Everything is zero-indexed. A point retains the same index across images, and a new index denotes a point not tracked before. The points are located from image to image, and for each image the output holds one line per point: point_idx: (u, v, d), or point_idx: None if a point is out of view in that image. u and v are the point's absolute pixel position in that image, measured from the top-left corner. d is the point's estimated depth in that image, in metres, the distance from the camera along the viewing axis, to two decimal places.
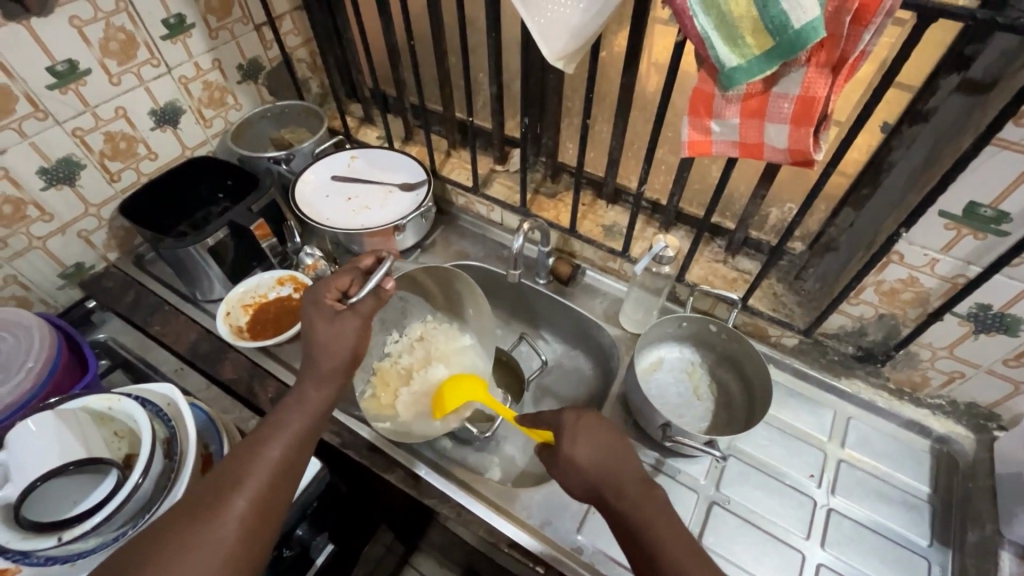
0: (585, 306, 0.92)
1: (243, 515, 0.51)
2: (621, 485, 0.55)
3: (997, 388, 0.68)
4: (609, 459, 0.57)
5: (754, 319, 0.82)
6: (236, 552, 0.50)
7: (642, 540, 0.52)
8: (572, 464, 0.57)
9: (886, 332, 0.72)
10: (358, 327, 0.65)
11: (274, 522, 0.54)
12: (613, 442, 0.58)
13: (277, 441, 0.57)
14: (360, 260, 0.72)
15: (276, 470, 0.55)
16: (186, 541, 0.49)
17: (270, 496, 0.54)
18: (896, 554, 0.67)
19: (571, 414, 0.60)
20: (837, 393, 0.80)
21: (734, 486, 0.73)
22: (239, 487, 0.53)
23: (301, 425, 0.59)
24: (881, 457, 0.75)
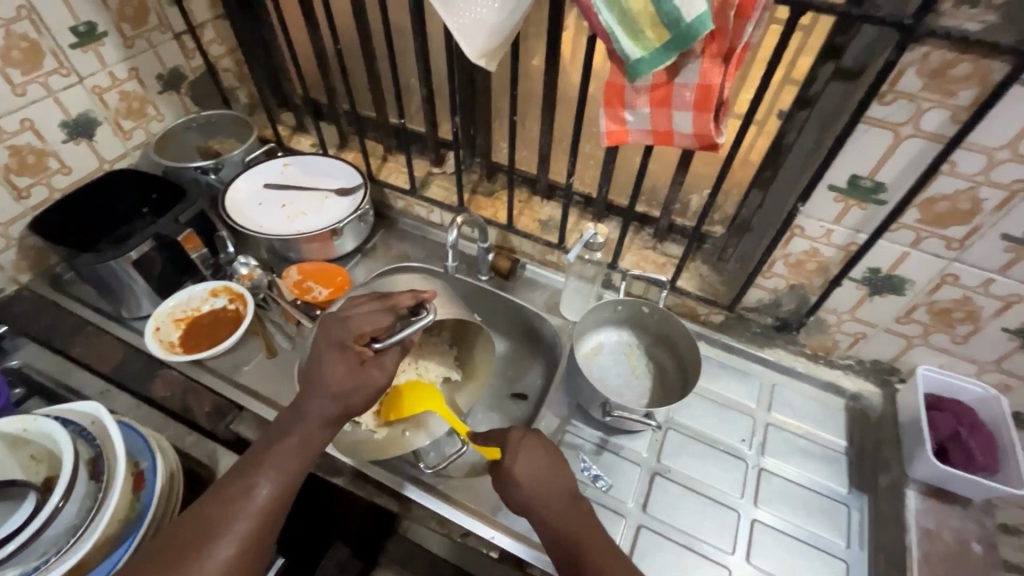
0: (527, 299, 0.94)
1: (229, 563, 0.52)
2: (553, 498, 0.61)
3: (893, 344, 0.76)
4: (546, 473, 0.62)
5: (683, 299, 0.87)
6: None
7: (574, 548, 0.57)
8: (511, 478, 0.62)
9: (798, 302, 0.79)
10: (381, 383, 0.63)
11: (257, 565, 0.55)
12: (549, 460, 0.63)
13: (265, 482, 0.57)
14: (397, 300, 0.67)
15: (262, 512, 0.56)
16: None
17: (255, 540, 0.55)
18: (820, 503, 0.73)
19: (517, 433, 0.65)
20: (763, 363, 0.85)
21: (674, 457, 0.76)
22: (224, 533, 0.53)
23: (292, 467, 0.59)
24: (803, 417, 0.81)
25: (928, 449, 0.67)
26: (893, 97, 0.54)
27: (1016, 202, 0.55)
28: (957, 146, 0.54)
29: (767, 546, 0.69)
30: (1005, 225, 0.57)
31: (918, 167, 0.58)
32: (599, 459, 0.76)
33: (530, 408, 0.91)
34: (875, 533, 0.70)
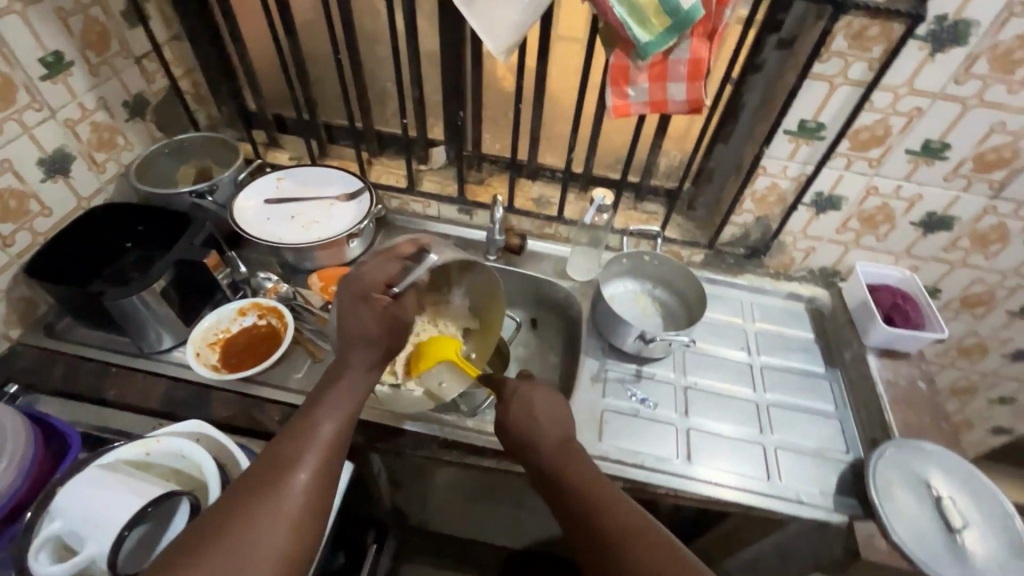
0: (536, 269, 1.05)
1: (304, 489, 0.52)
2: (545, 442, 0.62)
3: (835, 251, 0.97)
4: (537, 421, 0.65)
5: (670, 246, 1.03)
6: (302, 522, 0.50)
7: (559, 483, 0.58)
8: (505, 425, 0.66)
9: (762, 231, 0.97)
10: (407, 322, 0.68)
11: (331, 494, 0.54)
12: (545, 404, 0.67)
13: (326, 418, 0.58)
14: (399, 249, 0.72)
15: (329, 445, 0.56)
16: (252, 512, 0.48)
17: (327, 469, 0.54)
18: (811, 382, 0.92)
19: (513, 383, 0.70)
20: (741, 287, 1.03)
21: (696, 371, 0.92)
22: (296, 461, 0.53)
23: (348, 404, 0.60)
24: (780, 323, 1.00)
25: (879, 317, 0.89)
26: (828, 56, 0.73)
27: (914, 124, 0.76)
28: (874, 88, 0.74)
29: (783, 421, 0.86)
30: (908, 142, 0.78)
31: (848, 107, 0.77)
32: (641, 386, 0.88)
33: (557, 361, 1.02)
34: (852, 393, 0.90)
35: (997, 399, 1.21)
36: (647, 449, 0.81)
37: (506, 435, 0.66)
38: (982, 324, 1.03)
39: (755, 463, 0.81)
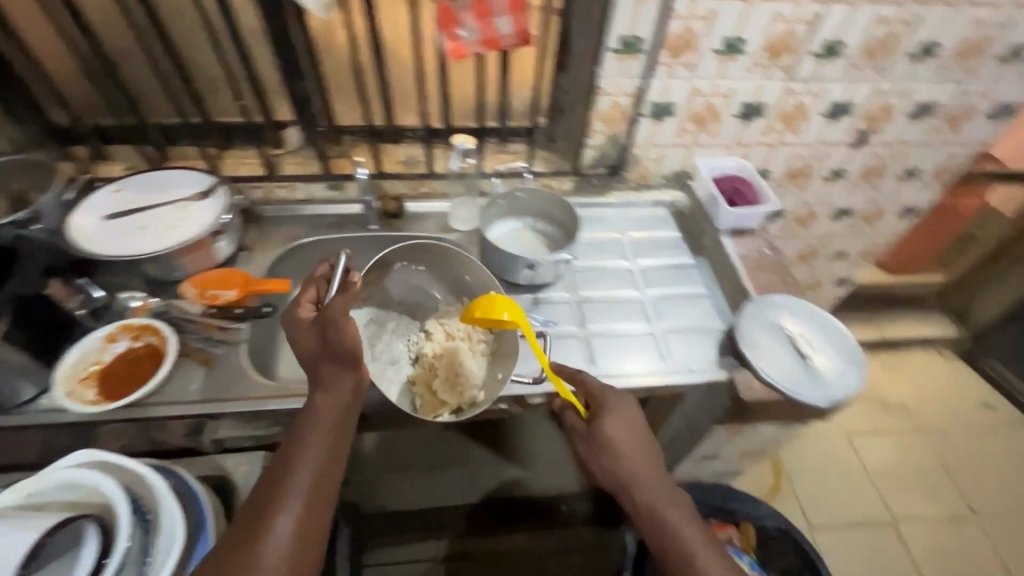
0: (421, 229, 1.05)
1: (286, 538, 0.54)
2: (632, 464, 0.70)
3: (680, 154, 1.08)
4: (627, 444, 0.71)
5: (541, 179, 1.09)
6: (286, 569, 0.53)
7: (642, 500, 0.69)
8: (598, 438, 0.72)
9: (617, 148, 1.06)
10: (349, 325, 0.64)
11: (316, 533, 0.56)
12: (635, 427, 0.73)
13: (305, 460, 0.59)
14: (315, 272, 0.75)
15: (312, 488, 0.58)
16: (238, 567, 0.51)
17: (307, 512, 0.56)
18: (683, 272, 1.03)
19: (613, 399, 0.74)
20: (611, 205, 1.12)
21: (586, 287, 0.99)
22: (276, 509, 0.55)
23: (325, 439, 0.61)
24: (650, 229, 1.11)
25: (723, 201, 1.02)
26: None
27: (712, 24, 0.87)
28: None
29: (667, 309, 0.97)
30: (712, 42, 0.89)
31: (656, 18, 0.85)
32: (540, 311, 0.94)
33: None
34: (717, 273, 1.03)
35: (834, 256, 1.44)
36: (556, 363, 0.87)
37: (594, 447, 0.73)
38: (807, 193, 1.21)
39: (649, 351, 0.91)
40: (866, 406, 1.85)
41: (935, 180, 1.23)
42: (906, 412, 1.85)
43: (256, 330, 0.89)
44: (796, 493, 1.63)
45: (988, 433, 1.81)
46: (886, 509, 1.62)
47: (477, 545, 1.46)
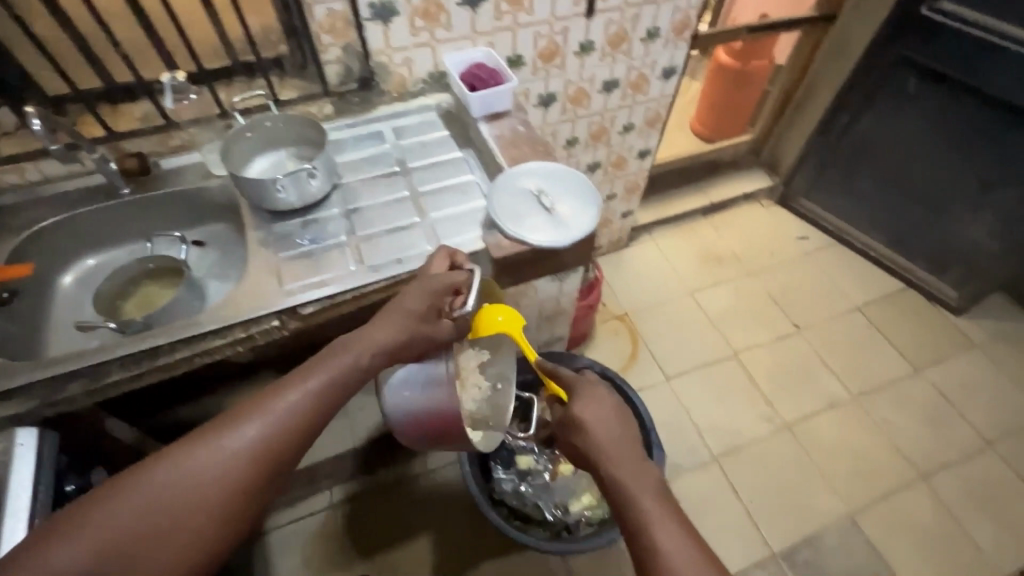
0: (178, 182, 1.01)
1: (246, 449, 0.60)
2: (608, 443, 0.70)
3: (426, 55, 1.11)
4: (601, 424, 0.72)
5: (294, 107, 1.08)
6: (233, 470, 0.59)
7: (610, 476, 0.67)
8: (577, 418, 0.73)
9: (359, 60, 1.07)
10: (434, 338, 0.79)
11: (273, 458, 0.62)
12: (611, 408, 0.74)
13: (299, 388, 0.66)
14: (456, 254, 0.86)
15: (289, 413, 0.63)
16: (198, 447, 0.58)
17: (277, 438, 0.62)
18: (451, 164, 1.08)
19: (588, 383, 0.78)
20: (379, 119, 1.14)
21: (355, 198, 1.01)
22: (254, 417, 0.62)
23: (324, 381, 0.67)
24: (419, 133, 1.13)
25: (466, 88, 1.06)
26: None
27: None
28: None
29: (434, 200, 1.01)
30: None
31: None
32: (308, 231, 0.96)
33: (239, 253, 1.04)
34: (482, 159, 1.08)
35: (624, 130, 1.55)
36: (325, 273, 0.90)
37: (576, 433, 0.74)
38: (568, 72, 1.29)
39: (418, 239, 0.95)
40: (703, 264, 2.06)
41: (677, 37, 1.34)
42: (737, 260, 2.08)
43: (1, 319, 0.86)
44: (653, 353, 1.81)
45: (804, 259, 2.09)
46: (727, 344, 1.84)
47: (368, 480, 1.52)
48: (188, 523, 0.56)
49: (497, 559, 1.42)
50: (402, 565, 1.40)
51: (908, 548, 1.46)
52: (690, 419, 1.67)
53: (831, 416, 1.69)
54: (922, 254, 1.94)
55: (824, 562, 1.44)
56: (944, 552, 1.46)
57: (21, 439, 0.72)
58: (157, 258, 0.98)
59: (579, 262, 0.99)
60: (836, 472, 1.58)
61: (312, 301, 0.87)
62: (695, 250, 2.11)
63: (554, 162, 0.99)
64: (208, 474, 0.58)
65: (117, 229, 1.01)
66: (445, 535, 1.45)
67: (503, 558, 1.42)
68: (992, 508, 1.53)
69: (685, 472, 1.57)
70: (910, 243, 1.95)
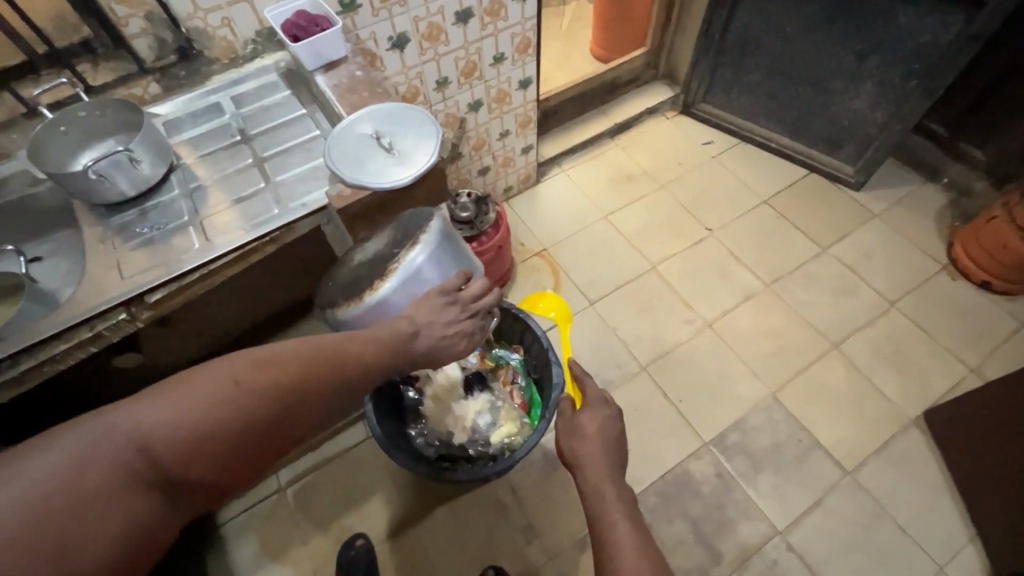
0: (4, 193, 0.95)
1: (263, 375, 0.66)
2: (587, 449, 0.90)
3: (245, 11, 1.03)
4: (598, 438, 0.92)
5: (114, 92, 1.02)
6: (247, 388, 0.65)
7: (583, 472, 0.87)
8: (581, 431, 0.93)
9: (169, 28, 0.99)
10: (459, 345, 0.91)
11: (282, 391, 0.67)
12: (614, 431, 0.94)
13: (323, 341, 0.74)
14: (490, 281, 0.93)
15: (307, 358, 0.71)
16: (226, 364, 0.66)
17: (290, 375, 0.68)
18: (294, 124, 1.04)
19: (609, 409, 0.97)
20: (215, 90, 1.08)
21: (196, 176, 0.98)
22: (280, 354, 0.69)
23: (347, 344, 0.75)
24: (259, 97, 1.08)
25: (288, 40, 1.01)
26: None
27: None
28: None
29: (279, 163, 0.98)
30: None
31: None
32: (148, 219, 0.93)
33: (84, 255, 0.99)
34: (325, 112, 1.04)
35: (495, 61, 1.51)
36: (169, 256, 0.88)
37: (574, 438, 0.93)
38: (411, 8, 1.23)
39: (264, 205, 0.93)
40: (615, 186, 2.07)
41: None
42: (647, 176, 2.09)
43: None
44: (575, 282, 1.84)
45: (711, 163, 2.12)
46: (645, 259, 1.88)
47: (315, 457, 1.54)
48: (170, 454, 0.60)
49: (449, 502, 1.48)
50: (360, 528, 1.45)
51: (825, 412, 1.58)
52: (617, 336, 1.73)
53: (749, 308, 1.77)
54: (818, 137, 1.98)
55: (751, 440, 1.54)
56: (856, 409, 1.58)
57: None
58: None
59: (436, 200, 0.98)
60: (756, 358, 1.67)
61: (157, 287, 0.85)
62: (606, 174, 2.11)
63: (391, 103, 0.97)
64: (194, 411, 0.61)
65: None
66: (396, 491, 1.49)
67: (452, 501, 1.48)
68: (896, 361, 1.65)
69: (617, 387, 1.64)
70: (805, 128, 1.99)
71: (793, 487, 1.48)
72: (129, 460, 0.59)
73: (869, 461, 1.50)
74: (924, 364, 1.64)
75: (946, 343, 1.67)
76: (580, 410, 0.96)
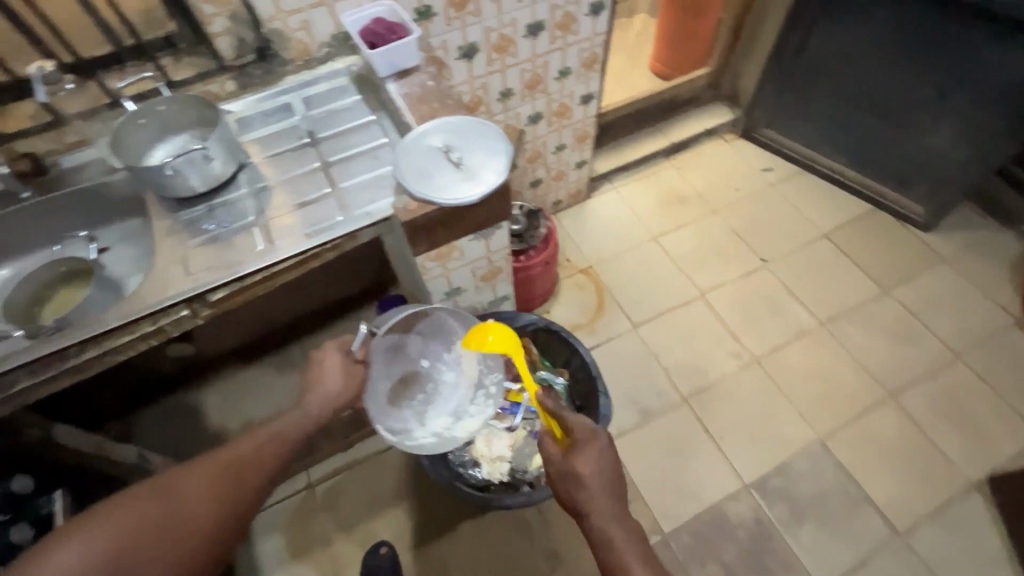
0: (81, 179, 0.97)
1: (185, 488, 0.73)
2: (584, 489, 0.77)
3: (324, 14, 1.03)
4: (591, 478, 0.77)
5: (192, 87, 1.03)
6: (169, 504, 0.71)
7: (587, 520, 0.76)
8: (573, 471, 0.78)
9: (250, 27, 1.00)
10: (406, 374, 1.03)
11: (205, 496, 0.74)
12: (607, 462, 0.79)
13: (243, 440, 0.82)
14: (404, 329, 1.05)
15: (224, 463, 0.78)
16: (145, 489, 0.72)
17: (210, 481, 0.76)
18: (361, 130, 1.03)
19: (596, 438, 0.80)
20: (287, 91, 1.09)
21: (263, 176, 0.98)
22: (194, 466, 0.77)
23: (266, 437, 0.83)
24: (329, 101, 1.08)
25: (364, 47, 1.01)
26: None
27: None
28: None
29: (344, 169, 0.98)
30: None
31: None
32: (215, 216, 0.94)
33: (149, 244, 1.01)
34: (393, 120, 1.03)
35: (560, 75, 1.49)
36: (233, 256, 0.88)
37: (568, 478, 0.79)
38: (485, 19, 1.22)
39: (328, 211, 0.93)
40: (667, 207, 2.02)
41: None
42: (701, 199, 2.03)
43: None
44: (619, 303, 1.80)
45: (770, 191, 2.04)
46: (694, 285, 1.82)
47: (347, 457, 1.54)
48: (183, 524, 0.71)
49: (475, 518, 1.45)
50: (384, 535, 1.44)
51: (877, 464, 1.49)
52: (658, 363, 1.68)
53: (801, 346, 1.69)
54: (887, 172, 1.89)
55: (794, 487, 1.47)
56: (911, 466, 1.48)
57: None
58: (69, 259, 0.96)
59: (497, 218, 0.96)
60: (804, 400, 1.59)
61: (219, 286, 0.85)
62: (659, 194, 2.06)
63: (460, 116, 0.96)
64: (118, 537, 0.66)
65: (27, 234, 0.98)
66: (423, 501, 1.48)
67: (478, 517, 1.45)
68: (958, 418, 1.54)
69: (655, 416, 1.59)
70: (875, 162, 1.90)
71: (836, 542, 1.40)
72: (148, 533, 0.68)
73: (922, 523, 1.41)
74: (989, 424, 1.53)
75: (1016, 404, 1.56)
76: (569, 455, 0.79)
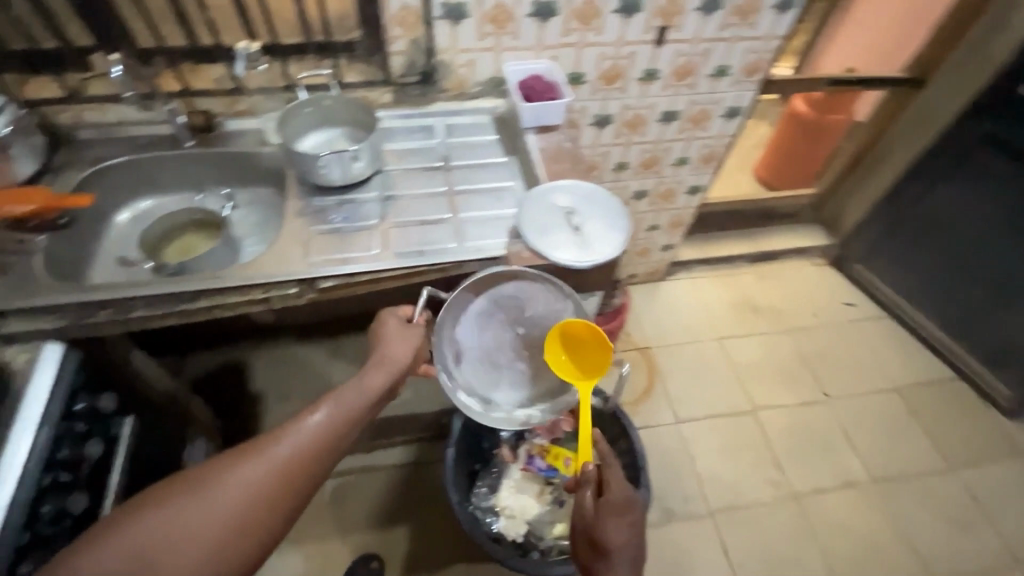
0: (237, 143, 1.07)
1: (272, 456, 0.70)
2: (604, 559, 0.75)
3: (489, 59, 1.12)
4: (612, 545, 0.75)
5: (356, 91, 1.12)
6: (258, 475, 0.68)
7: None
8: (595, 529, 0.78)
9: (424, 54, 1.09)
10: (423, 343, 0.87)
11: (292, 467, 0.71)
12: (627, 531, 0.77)
13: (321, 410, 0.76)
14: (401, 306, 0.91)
15: (309, 432, 0.73)
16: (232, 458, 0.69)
17: (295, 454, 0.71)
18: (491, 168, 1.09)
19: (620, 497, 0.80)
20: (434, 114, 1.17)
21: (393, 187, 1.05)
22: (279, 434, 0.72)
23: (345, 403, 0.77)
24: (468, 133, 1.15)
25: (520, 98, 1.08)
26: None
27: None
28: None
29: (466, 201, 1.03)
30: None
31: None
32: (342, 210, 1.00)
33: (272, 216, 1.10)
34: (523, 167, 1.09)
35: (677, 162, 1.52)
36: (347, 253, 0.93)
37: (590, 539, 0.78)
38: (628, 97, 1.28)
39: (444, 236, 0.97)
40: (738, 312, 1.99)
41: (747, 78, 1.31)
42: (774, 314, 2.00)
43: (57, 241, 0.93)
44: (669, 393, 1.76)
45: (848, 327, 1.98)
46: (747, 398, 1.77)
47: (366, 461, 1.55)
48: (241, 517, 0.66)
49: (470, 563, 1.42)
50: (378, 549, 1.42)
51: None
52: (692, 467, 1.62)
53: (846, 496, 1.60)
54: (980, 344, 1.80)
55: None
56: None
57: (47, 352, 0.80)
58: (202, 211, 1.04)
59: (594, 286, 0.99)
60: (838, 554, 1.49)
61: (331, 277, 0.90)
62: (734, 296, 2.04)
63: (588, 183, 1.00)
64: (213, 507, 0.65)
65: (174, 177, 1.08)
66: (424, 528, 1.46)
67: (474, 563, 1.42)
68: None
69: (678, 519, 1.53)
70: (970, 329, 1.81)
71: None
72: (212, 520, 0.64)
73: None
74: None
75: None
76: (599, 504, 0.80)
